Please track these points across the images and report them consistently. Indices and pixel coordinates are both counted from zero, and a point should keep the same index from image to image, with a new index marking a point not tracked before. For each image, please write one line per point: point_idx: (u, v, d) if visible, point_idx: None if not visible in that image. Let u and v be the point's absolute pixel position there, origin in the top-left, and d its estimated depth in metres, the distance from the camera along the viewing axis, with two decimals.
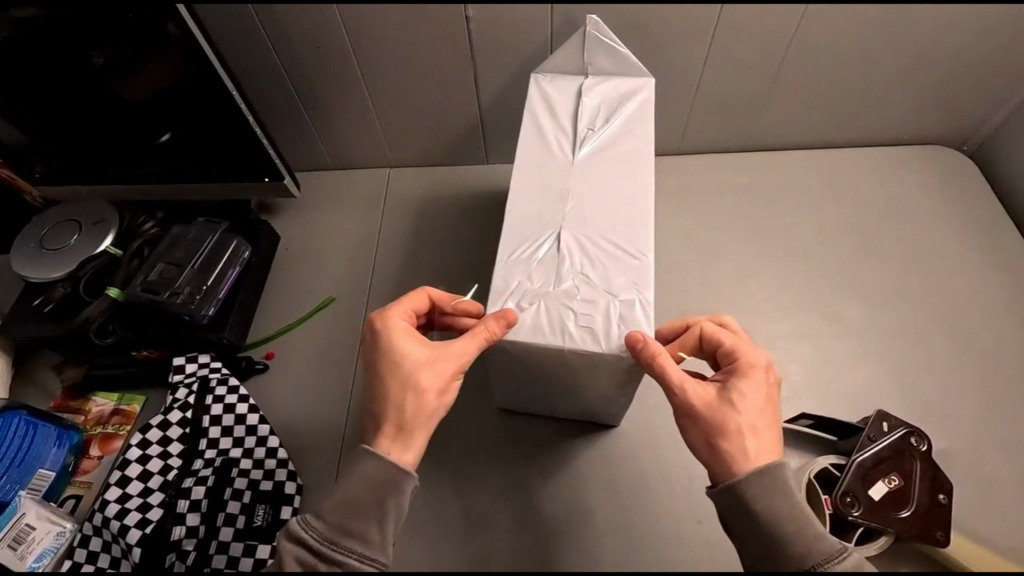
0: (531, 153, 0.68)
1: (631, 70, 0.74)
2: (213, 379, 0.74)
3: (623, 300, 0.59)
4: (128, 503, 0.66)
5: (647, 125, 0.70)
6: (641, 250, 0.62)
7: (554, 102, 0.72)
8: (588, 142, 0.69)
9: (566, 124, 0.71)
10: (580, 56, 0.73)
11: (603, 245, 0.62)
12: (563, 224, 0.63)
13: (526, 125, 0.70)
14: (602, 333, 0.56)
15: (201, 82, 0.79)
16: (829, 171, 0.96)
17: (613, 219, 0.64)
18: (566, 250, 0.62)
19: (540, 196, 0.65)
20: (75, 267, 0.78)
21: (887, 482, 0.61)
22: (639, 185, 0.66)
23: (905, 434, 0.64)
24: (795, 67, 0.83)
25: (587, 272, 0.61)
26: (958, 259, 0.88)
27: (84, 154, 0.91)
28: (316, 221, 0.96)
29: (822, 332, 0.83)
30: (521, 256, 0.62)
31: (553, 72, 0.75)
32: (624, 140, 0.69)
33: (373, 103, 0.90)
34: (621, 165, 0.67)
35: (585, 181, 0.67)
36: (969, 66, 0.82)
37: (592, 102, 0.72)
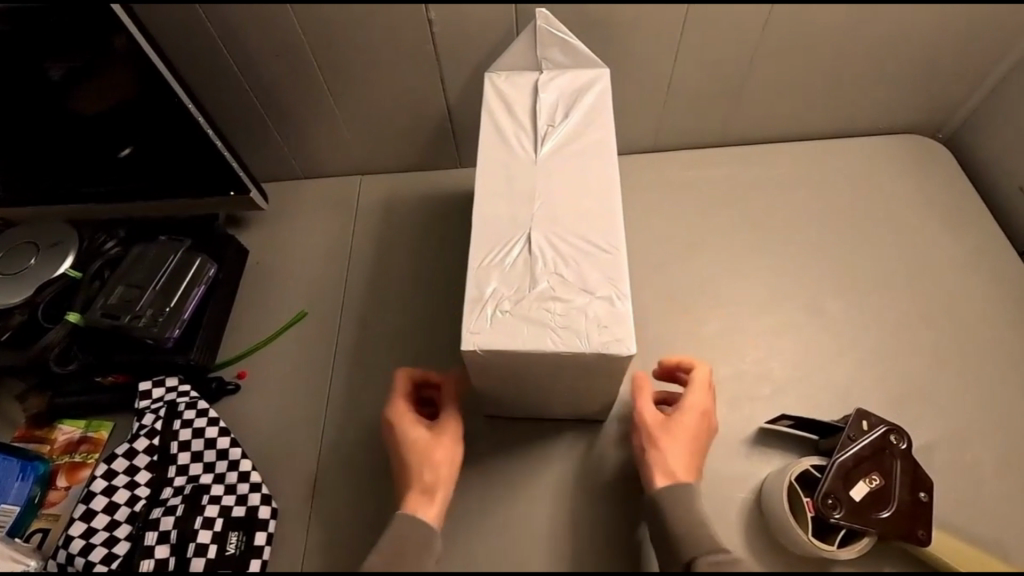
0: (491, 154, 0.67)
1: (586, 60, 0.74)
2: (181, 403, 0.72)
3: (601, 297, 0.58)
4: (94, 538, 0.65)
5: (607, 114, 0.71)
6: (612, 242, 0.62)
7: (510, 98, 0.71)
8: (550, 138, 0.68)
9: (525, 120, 0.70)
10: (533, 52, 0.74)
11: (575, 241, 0.62)
12: (532, 224, 0.63)
13: (485, 125, 0.69)
14: (584, 332, 0.57)
15: (156, 93, 0.76)
16: (806, 164, 0.95)
17: (580, 213, 0.63)
18: (540, 250, 0.61)
19: (504, 197, 0.64)
20: (33, 292, 0.75)
21: (868, 482, 0.61)
22: (605, 174, 0.66)
23: (885, 432, 0.63)
24: (767, 58, 0.82)
25: (562, 271, 0.60)
26: (936, 249, 0.87)
27: (40, 173, 0.87)
28: (287, 233, 0.93)
29: (804, 328, 0.82)
30: (493, 260, 0.61)
31: (506, 70, 0.74)
32: (584, 132, 0.69)
33: (339, 109, 0.87)
34: (584, 157, 0.67)
35: (548, 177, 0.66)
36: (939, 55, 0.82)
37: (550, 96, 0.71)
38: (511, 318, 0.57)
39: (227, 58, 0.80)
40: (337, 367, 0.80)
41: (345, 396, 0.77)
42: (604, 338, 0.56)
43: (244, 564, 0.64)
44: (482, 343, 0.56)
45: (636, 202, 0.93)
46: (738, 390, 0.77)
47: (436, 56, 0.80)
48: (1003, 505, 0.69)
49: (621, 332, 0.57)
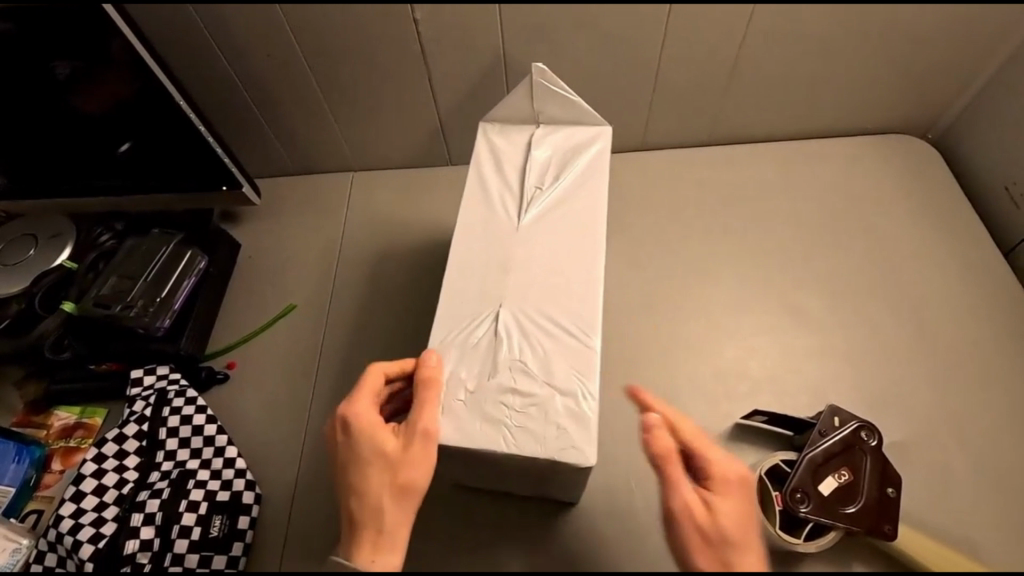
0: (472, 217, 0.65)
1: (587, 116, 0.70)
2: (171, 391, 0.74)
3: (563, 394, 0.55)
4: (82, 518, 0.67)
5: (602, 178, 0.67)
6: (586, 329, 0.58)
7: (503, 156, 0.69)
8: (536, 204, 0.65)
9: (514, 181, 0.67)
10: (529, 103, 0.70)
11: (547, 327, 0.59)
12: (504, 302, 0.60)
13: (471, 184, 0.67)
14: (538, 436, 0.54)
15: (151, 91, 0.79)
16: (792, 163, 0.95)
17: (557, 290, 0.61)
18: (509, 333, 0.58)
19: (481, 269, 0.62)
20: (30, 284, 0.77)
21: (837, 478, 0.62)
22: (591, 248, 0.63)
23: (856, 429, 0.64)
24: (751, 57, 0.83)
25: (526, 359, 0.57)
26: (920, 250, 0.87)
27: (42, 167, 0.90)
28: (279, 228, 0.95)
29: (784, 326, 0.83)
30: (458, 339, 0.59)
31: (502, 121, 0.72)
32: (574, 199, 0.66)
33: (331, 108, 0.89)
34: (569, 228, 0.64)
35: (531, 246, 0.63)
36: (923, 57, 0.82)
37: (544, 155, 0.68)
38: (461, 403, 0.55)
39: (221, 57, 0.82)
40: (323, 360, 0.82)
41: (331, 388, 0.79)
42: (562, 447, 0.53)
43: (226, 547, 0.66)
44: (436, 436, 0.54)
45: (622, 200, 0.95)
46: (716, 386, 0.78)
47: (423, 55, 0.81)
48: (974, 503, 0.70)
49: (583, 438, 0.53)
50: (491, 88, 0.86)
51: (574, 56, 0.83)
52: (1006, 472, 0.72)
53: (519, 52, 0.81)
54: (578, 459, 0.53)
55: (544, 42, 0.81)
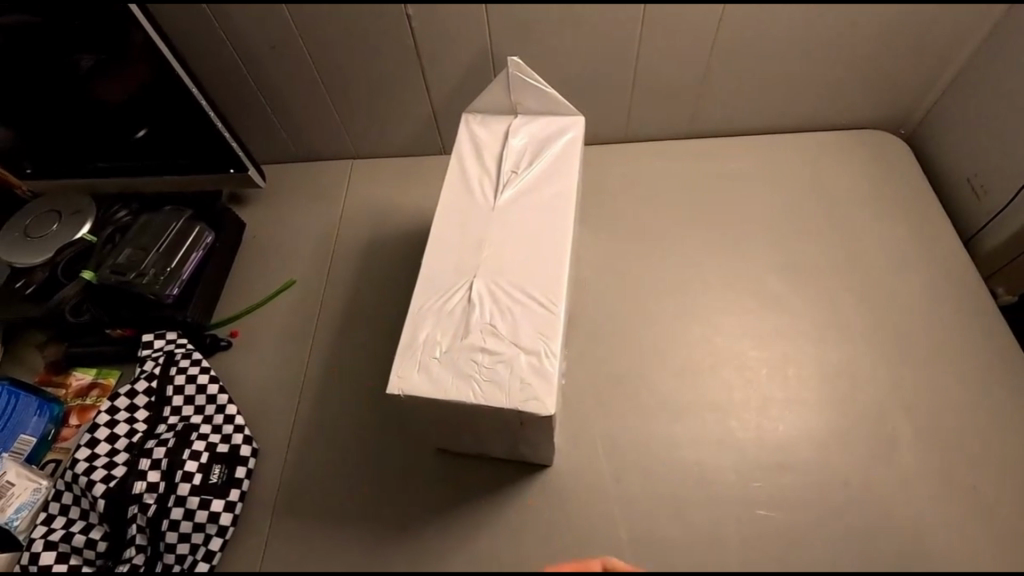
0: (451, 199, 0.71)
1: (561, 108, 0.76)
2: (178, 352, 0.81)
3: (528, 352, 0.60)
4: (96, 461, 0.73)
5: (573, 163, 0.72)
6: (552, 297, 0.63)
7: (482, 143, 0.74)
8: (510, 186, 0.71)
9: (492, 165, 0.73)
10: (508, 96, 0.75)
11: (516, 294, 0.64)
12: (477, 272, 0.65)
13: (452, 168, 0.73)
14: (504, 389, 0.58)
15: (167, 82, 0.86)
16: (767, 156, 1.00)
17: (526, 262, 0.66)
18: (481, 299, 0.63)
19: (457, 244, 0.68)
20: (53, 253, 0.85)
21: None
22: (558, 225, 0.68)
23: None
24: (725, 52, 0.88)
25: (495, 322, 0.62)
26: (884, 238, 0.92)
27: (68, 150, 0.98)
28: (282, 210, 1.02)
29: (751, 306, 0.87)
30: (435, 304, 0.64)
31: (483, 112, 0.78)
32: (546, 182, 0.71)
33: (332, 98, 0.96)
34: (540, 207, 0.69)
35: (504, 224, 0.68)
36: (890, 54, 0.87)
37: (520, 141, 0.74)
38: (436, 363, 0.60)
39: (231, 51, 0.89)
40: (319, 331, 0.88)
41: (325, 356, 0.86)
42: (525, 399, 0.58)
43: (225, 492, 0.73)
44: (410, 388, 0.59)
45: (603, 188, 1.00)
46: (682, 361, 0.83)
47: (416, 48, 0.88)
48: (920, 471, 0.75)
49: (544, 392, 0.58)
50: (480, 81, 0.92)
51: (558, 51, 0.88)
52: (953, 444, 0.76)
53: (504, 46, 0.87)
54: (541, 410, 0.57)
55: (528, 37, 0.86)
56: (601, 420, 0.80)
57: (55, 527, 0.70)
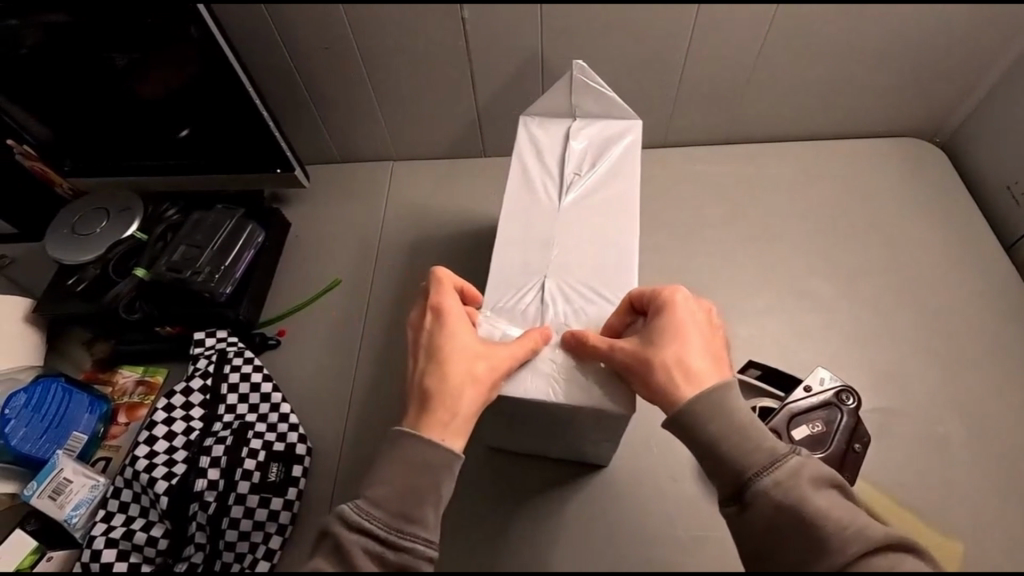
0: (515, 200, 0.72)
1: (619, 111, 0.77)
2: (230, 350, 0.81)
3: None
4: (155, 458, 0.73)
5: (633, 167, 0.73)
6: (622, 299, 0.64)
7: (542, 145, 0.75)
8: (574, 188, 0.71)
9: (554, 168, 0.74)
10: (568, 99, 0.76)
11: (587, 294, 0.65)
12: (547, 271, 0.66)
13: (513, 170, 0.74)
14: (583, 386, 0.59)
15: (221, 81, 0.85)
16: (806, 161, 1.01)
17: (595, 264, 0.67)
18: (552, 300, 0.64)
19: (525, 244, 0.68)
20: (104, 251, 0.85)
21: (811, 427, 0.70)
22: (623, 228, 0.69)
23: (839, 391, 0.72)
24: (772, 58, 0.89)
25: (569, 322, 0.63)
26: (926, 242, 0.93)
27: (111, 147, 0.98)
28: (325, 210, 1.02)
29: (797, 311, 0.88)
30: (506, 303, 0.65)
31: (541, 115, 0.78)
32: (608, 185, 0.72)
33: (378, 99, 0.96)
34: (604, 210, 0.70)
35: (570, 225, 0.69)
36: (934, 63, 0.88)
37: (580, 145, 0.75)
38: None
39: (282, 49, 0.89)
40: (367, 330, 0.88)
41: (374, 355, 0.86)
42: (603, 399, 0.58)
43: (283, 490, 0.72)
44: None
45: (644, 191, 1.01)
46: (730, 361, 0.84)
47: (467, 51, 0.88)
48: (974, 471, 0.75)
49: (622, 392, 0.59)
50: (527, 84, 0.93)
51: (607, 55, 0.89)
52: (1005, 447, 0.77)
53: (555, 51, 0.88)
54: (621, 410, 0.58)
55: (579, 40, 0.87)
56: (653, 419, 0.80)
57: (115, 524, 0.70)
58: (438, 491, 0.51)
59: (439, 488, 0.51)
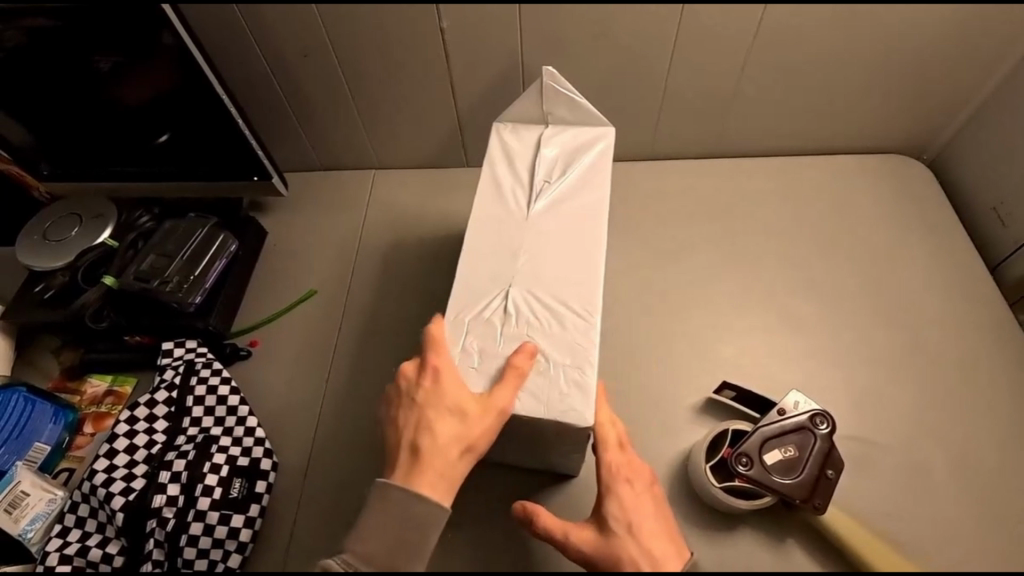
0: (485, 207, 0.70)
1: (591, 118, 0.76)
2: (198, 362, 0.80)
3: (568, 364, 0.60)
4: (114, 473, 0.71)
5: (605, 175, 0.72)
6: (588, 308, 0.63)
7: (514, 153, 0.74)
8: (544, 196, 0.70)
9: (524, 176, 0.72)
10: (540, 106, 0.75)
11: (552, 305, 0.64)
12: (514, 282, 0.65)
13: (486, 179, 0.72)
14: (544, 396, 0.59)
15: (194, 86, 0.84)
16: (791, 177, 1.00)
17: (563, 273, 0.66)
18: (518, 309, 0.63)
19: (492, 254, 0.67)
20: (75, 257, 0.84)
21: (782, 451, 0.68)
22: (590, 234, 0.68)
23: (813, 415, 0.70)
24: (754, 73, 0.88)
25: (532, 335, 0.62)
26: (911, 262, 0.92)
27: (88, 152, 0.96)
28: (303, 219, 1.01)
29: (778, 329, 0.87)
30: (469, 314, 0.64)
31: (515, 122, 0.77)
32: (579, 193, 0.71)
33: (358, 108, 0.95)
34: (574, 219, 0.69)
35: (539, 234, 0.68)
36: (915, 81, 0.88)
37: (551, 152, 0.74)
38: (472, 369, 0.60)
39: (261, 57, 0.88)
40: (340, 343, 0.87)
41: (347, 368, 0.84)
42: (561, 409, 0.58)
43: (245, 507, 0.71)
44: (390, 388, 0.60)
45: (626, 205, 1.00)
46: (707, 381, 0.83)
47: (446, 58, 0.87)
48: (951, 498, 0.74)
49: (582, 400, 0.59)
50: (509, 94, 0.92)
51: (589, 68, 0.88)
52: (982, 474, 0.75)
53: (535, 60, 0.87)
54: (577, 418, 0.58)
55: (559, 52, 0.86)
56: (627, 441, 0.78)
57: (70, 539, 0.69)
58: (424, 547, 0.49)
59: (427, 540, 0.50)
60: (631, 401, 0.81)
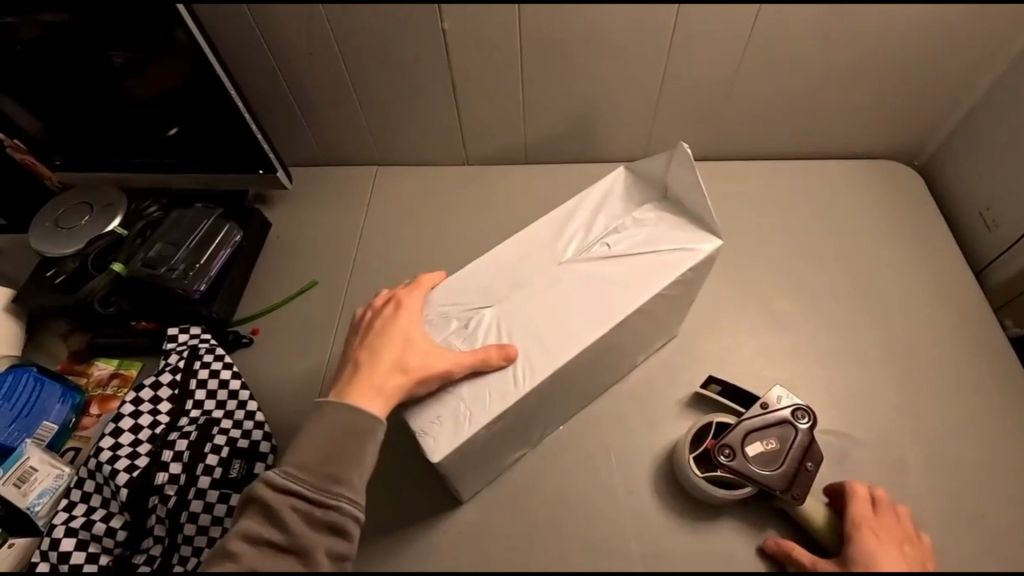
0: (544, 230, 0.70)
1: (678, 244, 0.66)
2: (202, 347, 0.82)
3: (466, 402, 0.59)
4: (119, 451, 0.74)
5: (662, 278, 0.64)
6: (528, 377, 0.60)
7: (605, 205, 0.71)
8: (595, 255, 0.67)
9: (595, 231, 0.70)
10: (664, 174, 0.70)
11: (502, 344, 0.62)
12: (500, 304, 0.65)
13: (566, 208, 0.71)
14: (420, 406, 0.60)
15: (204, 82, 0.87)
16: (784, 180, 1.02)
17: (541, 332, 0.63)
18: (473, 330, 0.64)
19: (505, 271, 0.68)
20: (83, 245, 0.87)
21: (764, 444, 0.70)
22: (594, 314, 0.63)
23: (795, 410, 0.72)
24: (748, 78, 0.91)
25: (465, 356, 0.62)
26: (898, 264, 0.94)
27: (99, 144, 0.99)
28: (306, 212, 1.04)
29: (766, 327, 0.89)
30: (449, 304, 0.66)
31: (640, 174, 0.73)
32: (623, 271, 0.66)
33: (362, 105, 0.98)
34: (593, 287, 0.65)
35: (555, 283, 0.66)
36: (906, 88, 0.90)
37: (641, 221, 0.69)
38: None
39: (269, 54, 0.91)
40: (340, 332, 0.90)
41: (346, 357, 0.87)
42: (429, 431, 0.58)
43: (242, 488, 0.73)
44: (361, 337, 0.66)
45: None
46: (696, 375, 0.85)
47: (448, 58, 0.90)
48: (929, 492, 0.76)
49: (448, 439, 0.58)
50: (509, 94, 0.95)
51: (587, 70, 0.91)
52: (960, 470, 0.78)
53: (534, 61, 0.90)
54: (427, 449, 0.57)
55: (558, 54, 0.89)
56: (615, 431, 0.81)
57: (76, 514, 0.71)
58: (363, 455, 0.55)
59: (363, 454, 0.56)
60: (621, 393, 0.84)
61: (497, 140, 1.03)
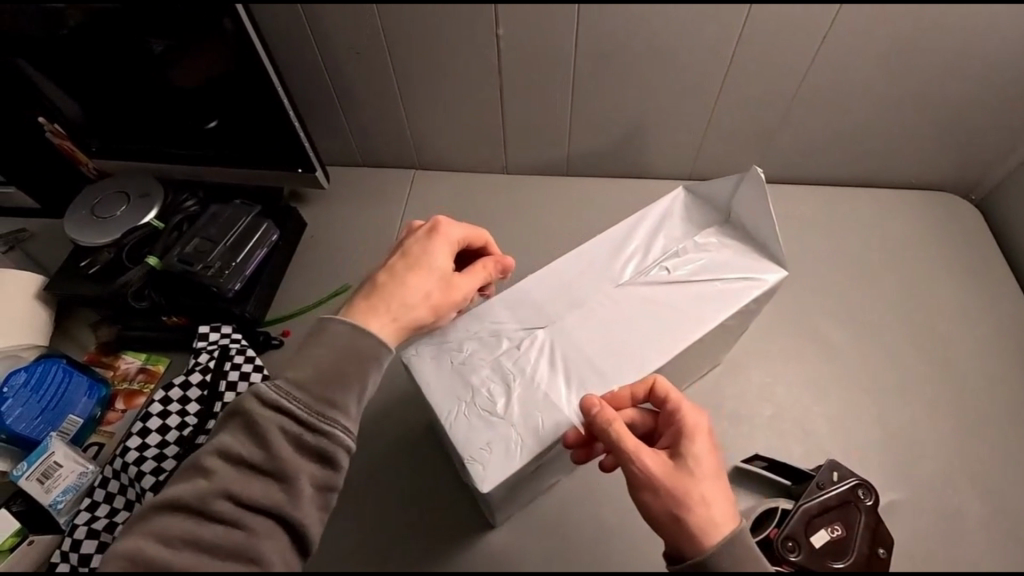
0: (599, 248, 0.67)
1: (744, 272, 0.63)
2: (233, 348, 0.80)
3: (517, 427, 0.56)
4: (146, 451, 0.73)
5: (722, 307, 0.62)
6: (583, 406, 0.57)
7: (665, 225, 0.69)
8: (652, 278, 0.65)
9: (653, 250, 0.67)
10: (729, 198, 0.68)
11: (555, 369, 0.60)
12: (552, 324, 0.62)
13: (622, 226, 0.69)
14: (468, 430, 0.56)
15: (250, 78, 0.85)
16: (834, 206, 0.99)
17: (595, 358, 0.60)
18: (525, 353, 0.61)
19: (558, 291, 0.65)
20: (120, 236, 0.85)
21: (830, 531, 0.65)
22: (651, 342, 0.60)
23: (854, 486, 0.69)
24: (806, 103, 0.88)
25: (517, 377, 0.59)
26: (954, 301, 0.90)
27: (138, 132, 0.98)
28: (341, 213, 1.02)
29: (812, 359, 0.85)
30: (497, 320, 0.63)
31: (702, 195, 0.70)
32: (682, 297, 0.63)
33: (405, 108, 0.96)
34: (650, 313, 0.62)
35: (610, 307, 0.63)
36: (972, 119, 0.87)
37: (703, 245, 0.67)
38: (454, 368, 0.60)
39: (314, 50, 0.88)
40: None
41: None
42: (479, 458, 0.55)
43: None
44: (406, 349, 0.62)
45: None
46: (739, 405, 0.81)
47: (497, 65, 0.87)
48: (984, 546, 0.72)
49: (500, 468, 0.54)
50: (557, 103, 0.92)
51: (640, 84, 0.88)
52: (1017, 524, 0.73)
53: (586, 73, 0.87)
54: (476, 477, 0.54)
55: (613, 65, 0.85)
56: None
57: (99, 514, 0.69)
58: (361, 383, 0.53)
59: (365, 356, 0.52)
60: None
61: (540, 149, 1.00)
